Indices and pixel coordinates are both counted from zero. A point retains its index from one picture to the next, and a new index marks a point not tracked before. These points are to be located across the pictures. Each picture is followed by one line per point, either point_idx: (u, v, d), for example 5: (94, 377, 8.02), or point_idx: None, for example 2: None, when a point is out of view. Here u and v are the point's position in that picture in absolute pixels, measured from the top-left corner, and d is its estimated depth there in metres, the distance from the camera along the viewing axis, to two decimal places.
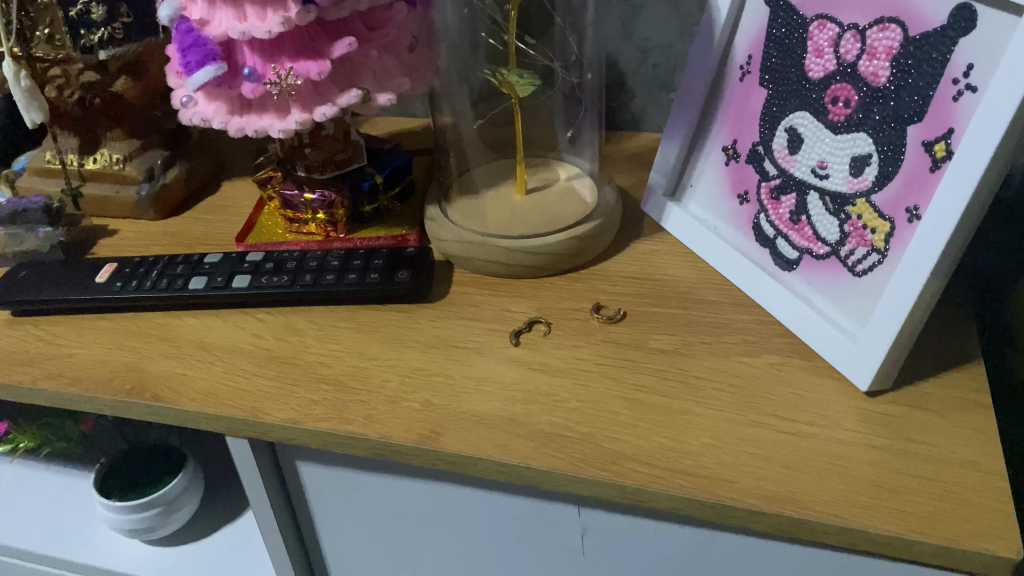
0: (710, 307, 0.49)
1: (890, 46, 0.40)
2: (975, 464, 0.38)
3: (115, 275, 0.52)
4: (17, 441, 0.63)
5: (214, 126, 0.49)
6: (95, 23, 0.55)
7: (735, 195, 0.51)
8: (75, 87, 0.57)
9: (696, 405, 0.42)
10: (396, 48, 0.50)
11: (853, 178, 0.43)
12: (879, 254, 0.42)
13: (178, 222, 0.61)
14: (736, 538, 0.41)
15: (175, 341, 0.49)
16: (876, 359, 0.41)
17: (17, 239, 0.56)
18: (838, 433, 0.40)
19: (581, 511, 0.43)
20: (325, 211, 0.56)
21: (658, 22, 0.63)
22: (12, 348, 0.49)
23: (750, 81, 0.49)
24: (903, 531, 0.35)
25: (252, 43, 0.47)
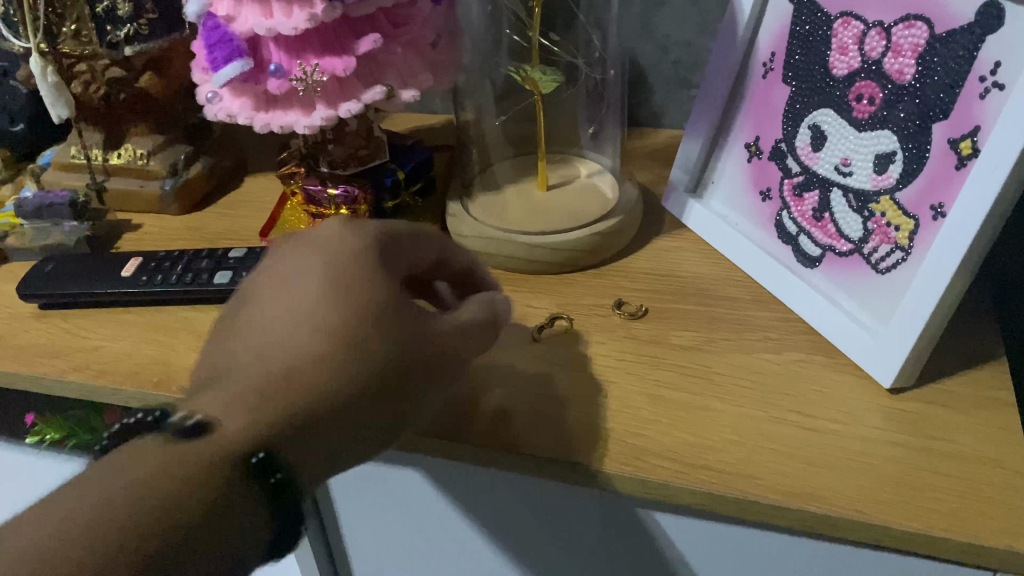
0: (732, 304, 0.49)
1: (916, 44, 0.40)
2: (999, 462, 0.38)
3: (140, 270, 0.53)
4: (43, 434, 0.63)
5: (239, 122, 0.49)
6: (121, 20, 0.55)
7: (757, 192, 0.51)
8: (101, 83, 0.58)
9: (719, 402, 0.42)
10: (419, 44, 0.51)
11: (876, 175, 0.43)
12: (903, 252, 0.42)
13: (201, 217, 0.61)
14: (758, 534, 0.41)
15: (200, 334, 0.49)
16: (900, 357, 0.41)
17: (42, 233, 0.57)
18: (862, 430, 0.40)
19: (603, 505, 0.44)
20: (348, 207, 0.56)
21: (679, 18, 0.63)
22: (40, 341, 0.50)
23: (773, 78, 0.49)
24: (927, 528, 0.35)
25: (278, 39, 0.47)
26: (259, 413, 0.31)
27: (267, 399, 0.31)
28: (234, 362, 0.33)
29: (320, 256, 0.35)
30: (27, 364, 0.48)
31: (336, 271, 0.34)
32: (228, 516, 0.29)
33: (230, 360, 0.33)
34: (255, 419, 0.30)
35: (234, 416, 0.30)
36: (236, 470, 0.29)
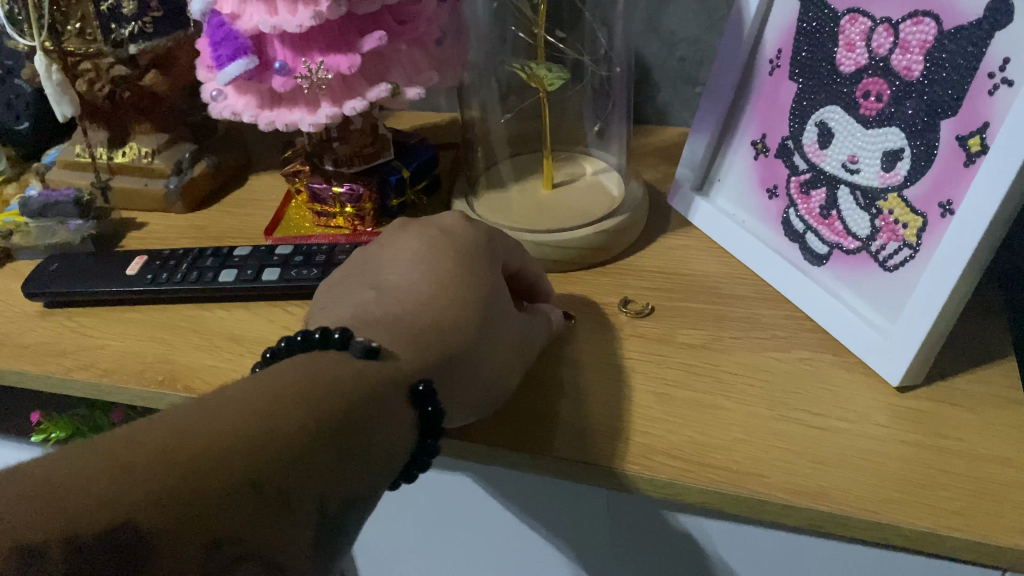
0: (739, 303, 0.49)
1: (924, 40, 0.40)
2: (1009, 460, 0.38)
3: (145, 268, 0.53)
4: (49, 432, 0.63)
5: (245, 120, 0.49)
6: (125, 18, 0.55)
7: (764, 189, 0.51)
8: (105, 81, 0.57)
9: (726, 400, 0.42)
10: (425, 42, 0.50)
11: (884, 172, 0.43)
12: (911, 249, 0.42)
13: (206, 216, 0.61)
14: (766, 531, 0.41)
15: (205, 333, 0.49)
16: (908, 355, 0.41)
17: (47, 231, 0.57)
18: (870, 428, 0.40)
19: (611, 501, 0.44)
20: (353, 206, 0.56)
21: (685, 16, 0.63)
22: (46, 340, 0.50)
23: (780, 76, 0.49)
24: (936, 527, 0.35)
25: (282, 37, 0.47)
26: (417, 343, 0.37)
27: (421, 337, 0.37)
28: (383, 312, 0.39)
29: (440, 244, 0.43)
30: (33, 363, 0.48)
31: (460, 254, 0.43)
32: (350, 438, 0.30)
33: (386, 309, 0.39)
34: (412, 351, 0.36)
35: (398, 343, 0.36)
36: (387, 392, 0.33)
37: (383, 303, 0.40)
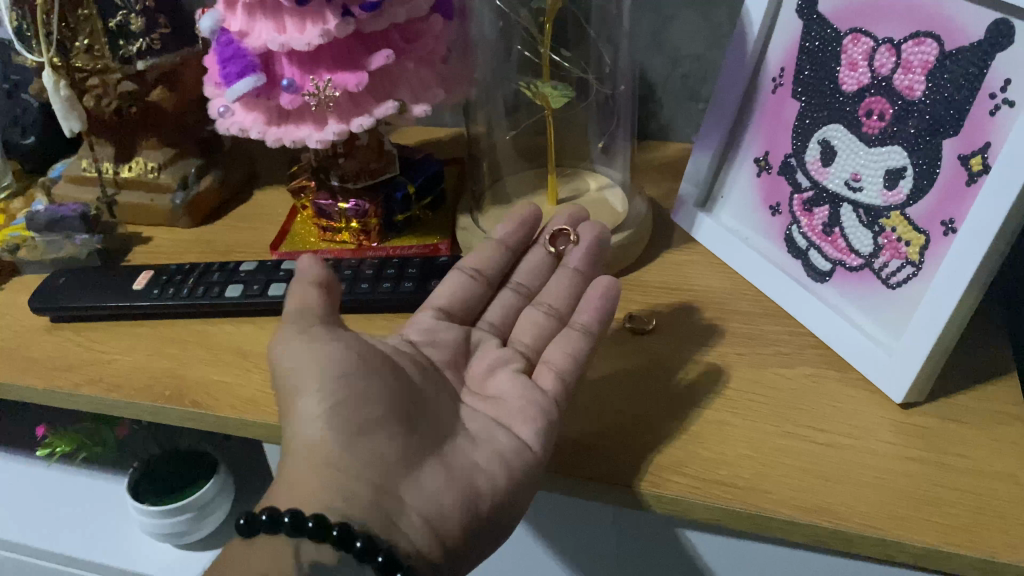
0: (744, 319, 0.50)
1: (926, 61, 0.41)
2: (1013, 477, 0.38)
3: (152, 282, 0.53)
4: (54, 447, 0.64)
5: (252, 136, 0.50)
6: (134, 35, 0.56)
7: (767, 206, 0.51)
8: (113, 97, 0.58)
9: (731, 416, 0.42)
10: (431, 59, 0.51)
11: (887, 191, 0.43)
12: (914, 267, 0.42)
13: (213, 230, 0.62)
14: (772, 547, 0.41)
15: (212, 348, 0.49)
16: (911, 372, 0.41)
17: (54, 246, 0.57)
18: (874, 444, 0.40)
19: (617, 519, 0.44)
20: (359, 220, 0.56)
21: (688, 33, 0.64)
22: (54, 354, 0.50)
23: (783, 93, 0.50)
24: (940, 544, 0.35)
25: (291, 55, 0.47)
26: (343, 485, 0.36)
27: (349, 474, 0.36)
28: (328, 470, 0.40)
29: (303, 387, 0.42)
30: (40, 377, 0.48)
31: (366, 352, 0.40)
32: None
33: (306, 438, 0.37)
34: (341, 499, 0.36)
35: (325, 494, 0.36)
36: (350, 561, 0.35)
37: (302, 432, 0.38)
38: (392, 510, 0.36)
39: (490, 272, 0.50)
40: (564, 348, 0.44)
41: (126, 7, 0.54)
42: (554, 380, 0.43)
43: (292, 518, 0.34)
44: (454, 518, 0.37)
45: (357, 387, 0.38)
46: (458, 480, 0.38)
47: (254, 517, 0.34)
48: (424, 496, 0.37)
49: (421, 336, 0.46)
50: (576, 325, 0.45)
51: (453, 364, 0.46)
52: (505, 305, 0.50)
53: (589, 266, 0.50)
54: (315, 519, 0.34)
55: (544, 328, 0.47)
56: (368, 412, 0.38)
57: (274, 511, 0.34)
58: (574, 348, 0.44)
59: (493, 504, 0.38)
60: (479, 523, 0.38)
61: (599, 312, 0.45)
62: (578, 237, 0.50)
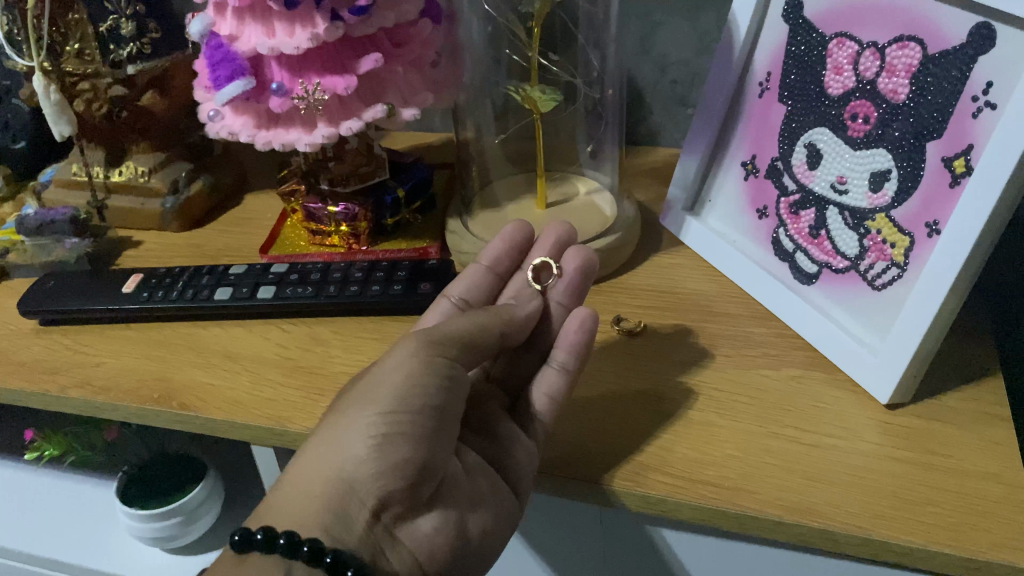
0: (731, 321, 0.50)
1: (909, 64, 0.41)
2: (998, 477, 0.38)
3: (141, 286, 0.53)
4: (42, 449, 0.64)
5: (241, 140, 0.50)
6: (124, 39, 0.56)
7: (754, 210, 0.52)
8: (103, 101, 0.58)
9: (717, 417, 0.42)
10: (420, 64, 0.51)
11: (872, 193, 0.44)
12: (899, 268, 0.42)
13: (202, 234, 0.62)
14: (758, 547, 0.41)
15: (201, 350, 0.49)
16: (896, 373, 0.41)
17: (44, 249, 0.57)
18: (860, 444, 0.40)
19: (605, 521, 0.44)
20: (348, 224, 0.57)
21: (676, 39, 0.64)
22: (41, 357, 0.50)
23: (770, 98, 0.50)
24: (926, 543, 0.35)
25: (279, 59, 0.48)
26: (349, 511, 0.36)
27: (360, 501, 0.36)
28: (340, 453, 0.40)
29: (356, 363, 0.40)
30: (28, 380, 0.48)
31: (443, 380, 0.37)
32: None
33: (334, 453, 0.36)
34: (341, 523, 0.36)
35: (324, 519, 0.36)
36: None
37: (338, 443, 0.36)
38: (383, 540, 0.37)
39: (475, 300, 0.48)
40: (540, 389, 0.43)
41: (116, 11, 0.54)
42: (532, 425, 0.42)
43: (286, 540, 0.34)
44: (440, 560, 0.38)
45: (406, 423, 0.36)
46: (456, 524, 0.38)
47: (249, 535, 0.35)
48: (415, 535, 0.37)
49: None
50: (553, 362, 0.44)
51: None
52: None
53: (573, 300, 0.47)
54: (310, 544, 0.34)
55: (526, 360, 0.46)
56: (405, 455, 0.36)
57: (271, 531, 0.35)
58: (552, 389, 0.43)
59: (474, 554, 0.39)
60: (460, 565, 0.38)
61: (576, 348, 0.44)
62: (559, 267, 0.48)
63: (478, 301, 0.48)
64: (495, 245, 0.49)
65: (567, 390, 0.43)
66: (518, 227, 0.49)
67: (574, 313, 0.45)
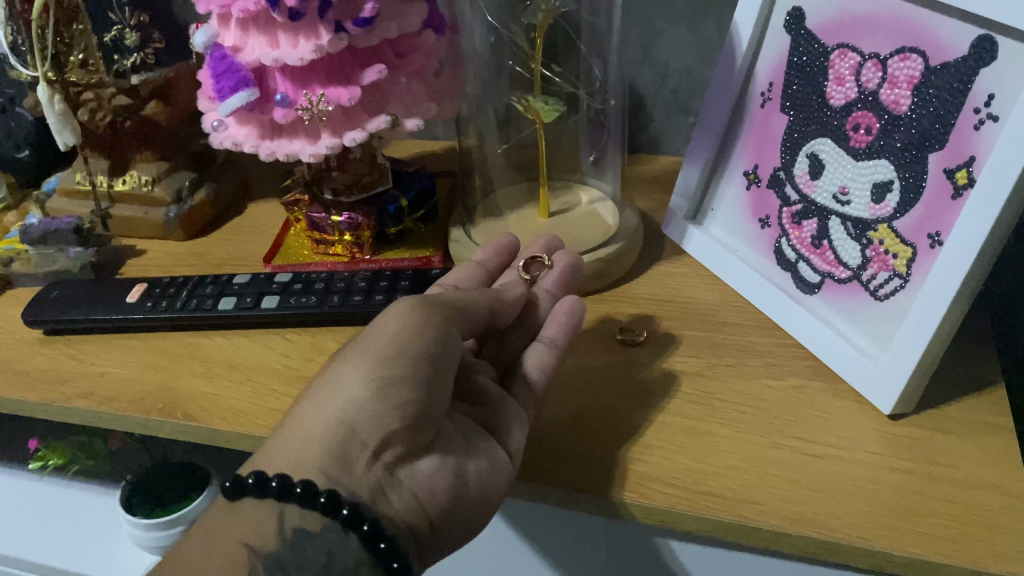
0: (734, 330, 0.50)
1: (911, 76, 0.41)
2: (999, 488, 0.38)
3: (145, 295, 0.53)
4: (46, 460, 0.63)
5: (245, 150, 0.50)
6: (129, 49, 0.56)
7: (756, 219, 0.52)
8: (107, 111, 0.58)
9: (719, 427, 0.43)
10: (423, 74, 0.51)
11: (874, 204, 0.44)
12: (901, 279, 0.43)
13: (204, 243, 0.62)
14: (760, 558, 0.41)
15: (204, 360, 0.50)
16: (898, 384, 0.42)
17: (48, 259, 0.58)
18: (862, 455, 0.40)
19: (604, 530, 0.45)
20: (352, 233, 0.57)
21: (678, 46, 0.64)
22: (45, 367, 0.50)
23: (772, 107, 0.50)
24: (929, 554, 0.35)
25: (283, 69, 0.48)
26: (347, 451, 0.35)
27: (357, 440, 0.35)
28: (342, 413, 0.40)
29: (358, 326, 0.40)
30: (32, 390, 0.48)
31: (436, 328, 0.38)
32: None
33: (334, 396, 0.36)
34: (339, 464, 0.35)
35: (323, 459, 0.35)
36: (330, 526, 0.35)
37: (336, 389, 0.36)
38: (383, 480, 0.36)
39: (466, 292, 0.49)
40: (530, 360, 0.43)
41: (121, 22, 0.55)
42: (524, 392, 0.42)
43: (278, 483, 0.35)
44: (443, 505, 0.36)
45: (406, 364, 0.36)
46: (460, 470, 0.37)
47: (241, 480, 0.35)
48: (418, 478, 0.36)
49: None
50: (541, 339, 0.45)
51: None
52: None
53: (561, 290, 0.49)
54: (303, 486, 0.35)
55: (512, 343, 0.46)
56: (400, 393, 0.35)
57: (263, 474, 0.35)
58: (544, 363, 0.44)
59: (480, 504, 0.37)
60: (463, 514, 0.37)
61: (566, 327, 0.45)
62: (551, 262, 0.50)
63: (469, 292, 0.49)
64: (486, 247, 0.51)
65: (556, 365, 0.44)
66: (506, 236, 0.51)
67: (563, 299, 0.46)
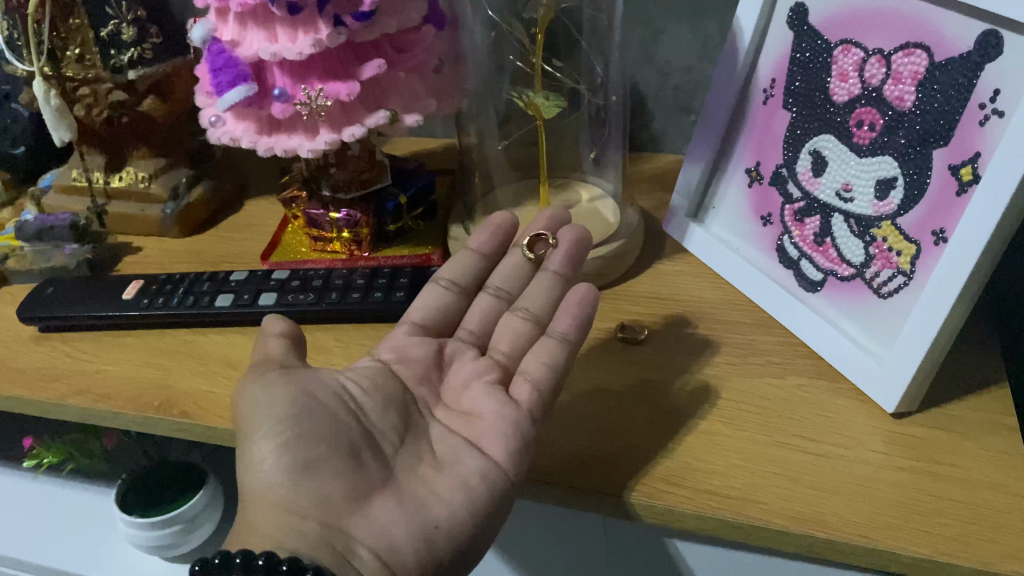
0: (736, 328, 0.49)
1: (916, 71, 0.41)
2: (1005, 487, 0.38)
3: (141, 292, 0.53)
4: (41, 457, 0.63)
5: (242, 145, 0.49)
6: (125, 44, 0.55)
7: (758, 217, 0.51)
8: (103, 107, 0.57)
9: (722, 426, 0.42)
10: (423, 70, 0.51)
11: (878, 201, 0.44)
12: (905, 276, 0.42)
13: (202, 240, 0.62)
14: (764, 558, 0.41)
15: (202, 358, 0.49)
16: (903, 382, 0.41)
17: (43, 256, 0.57)
18: (866, 454, 0.40)
19: (589, 528, 0.45)
20: (351, 230, 0.56)
21: (679, 44, 0.64)
22: (40, 364, 0.49)
23: (774, 105, 0.50)
24: (934, 554, 0.35)
25: (282, 64, 0.47)
26: (292, 524, 0.37)
27: (298, 512, 0.37)
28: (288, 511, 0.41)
29: None
30: (26, 387, 0.47)
31: (316, 389, 0.41)
32: None
33: (257, 478, 0.38)
34: (292, 539, 0.36)
35: (275, 539, 0.36)
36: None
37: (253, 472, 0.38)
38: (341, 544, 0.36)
39: (466, 280, 0.50)
40: (541, 358, 0.43)
41: (117, 17, 0.54)
42: (531, 391, 0.42)
43: (241, 558, 0.34)
44: (405, 552, 0.36)
45: (297, 425, 0.39)
46: (411, 513, 0.37)
47: (207, 561, 0.35)
48: (372, 530, 0.37)
49: (393, 355, 0.46)
50: (553, 335, 0.44)
51: (426, 379, 0.45)
52: (482, 311, 0.49)
53: (569, 268, 0.49)
54: (263, 557, 0.34)
55: (522, 334, 0.47)
56: (310, 452, 0.38)
57: (226, 553, 0.35)
58: (551, 357, 0.43)
59: (449, 541, 0.37)
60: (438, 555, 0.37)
61: (577, 319, 0.45)
62: (557, 241, 0.49)
63: (467, 280, 0.50)
64: (484, 234, 0.51)
65: (566, 360, 0.44)
66: (503, 215, 0.52)
67: (574, 288, 0.46)
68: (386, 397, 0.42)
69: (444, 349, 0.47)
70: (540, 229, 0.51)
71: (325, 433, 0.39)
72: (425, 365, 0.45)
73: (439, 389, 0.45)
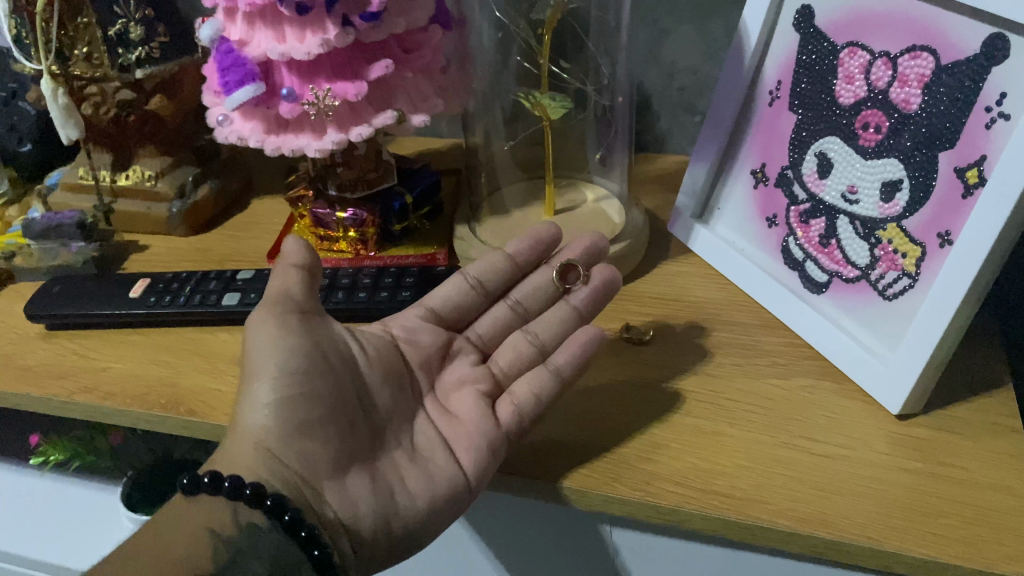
0: (741, 329, 0.50)
1: (922, 74, 0.41)
2: (1009, 489, 0.38)
3: (148, 290, 0.53)
4: (48, 455, 0.64)
5: (250, 144, 0.50)
6: (133, 43, 0.55)
7: (764, 218, 0.52)
8: (111, 105, 0.57)
9: (726, 427, 0.42)
10: (430, 70, 0.51)
11: (883, 204, 0.44)
12: (910, 278, 0.42)
13: (208, 239, 0.62)
14: (767, 558, 0.41)
15: (208, 356, 0.49)
16: (908, 383, 0.41)
17: (49, 253, 0.57)
18: (871, 455, 0.40)
19: (554, 520, 0.45)
20: (357, 229, 0.56)
21: (684, 45, 0.64)
22: (48, 362, 0.50)
23: (780, 106, 0.50)
24: (938, 555, 0.35)
25: (289, 64, 0.47)
26: (274, 467, 0.38)
27: (283, 458, 0.38)
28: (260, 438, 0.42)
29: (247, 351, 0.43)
30: (34, 385, 0.48)
31: (328, 350, 0.41)
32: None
33: (254, 417, 0.38)
34: (273, 481, 0.37)
35: (257, 474, 0.37)
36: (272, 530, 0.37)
37: (251, 407, 0.39)
38: (314, 498, 0.38)
39: (492, 284, 0.50)
40: (532, 386, 0.43)
41: (125, 16, 0.54)
42: (512, 416, 0.42)
43: (231, 483, 0.36)
44: (366, 526, 0.39)
45: (308, 383, 0.39)
46: (379, 492, 0.40)
47: (197, 478, 0.37)
48: (343, 497, 0.39)
49: (403, 333, 0.47)
50: (550, 365, 0.44)
51: (426, 366, 0.46)
52: (495, 318, 0.50)
53: (590, 309, 0.48)
54: (252, 488, 0.36)
55: (524, 356, 0.47)
56: (314, 409, 0.39)
57: (218, 475, 0.37)
58: (543, 389, 0.43)
59: (402, 526, 0.40)
60: (391, 532, 0.39)
61: (576, 359, 0.44)
62: (588, 275, 0.49)
63: (493, 284, 0.50)
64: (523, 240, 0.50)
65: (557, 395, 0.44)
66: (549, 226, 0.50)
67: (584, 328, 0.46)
68: (386, 372, 0.44)
69: (451, 343, 0.48)
70: (574, 258, 0.49)
71: (329, 393, 0.39)
72: (429, 353, 0.47)
73: (437, 379, 0.47)
